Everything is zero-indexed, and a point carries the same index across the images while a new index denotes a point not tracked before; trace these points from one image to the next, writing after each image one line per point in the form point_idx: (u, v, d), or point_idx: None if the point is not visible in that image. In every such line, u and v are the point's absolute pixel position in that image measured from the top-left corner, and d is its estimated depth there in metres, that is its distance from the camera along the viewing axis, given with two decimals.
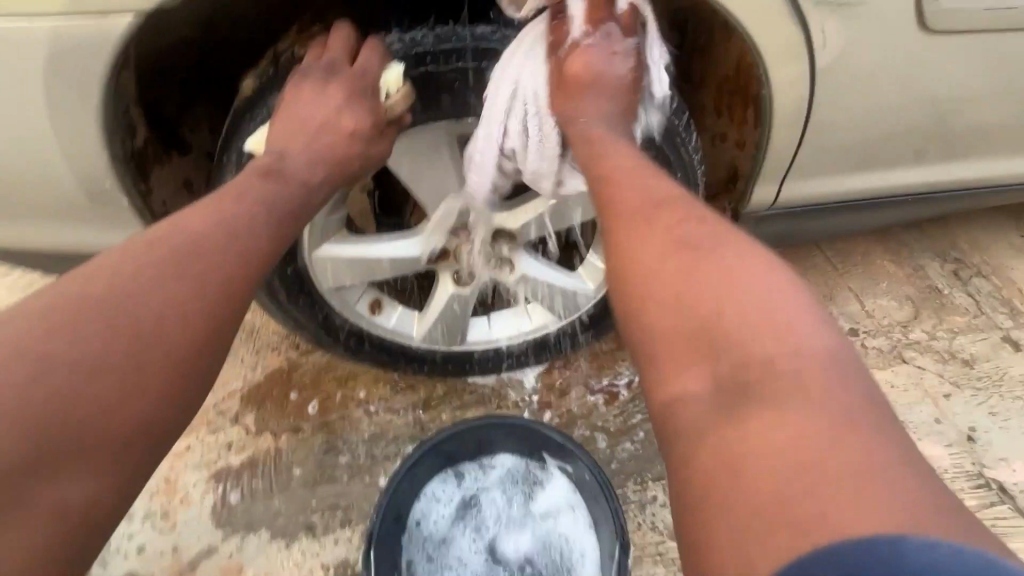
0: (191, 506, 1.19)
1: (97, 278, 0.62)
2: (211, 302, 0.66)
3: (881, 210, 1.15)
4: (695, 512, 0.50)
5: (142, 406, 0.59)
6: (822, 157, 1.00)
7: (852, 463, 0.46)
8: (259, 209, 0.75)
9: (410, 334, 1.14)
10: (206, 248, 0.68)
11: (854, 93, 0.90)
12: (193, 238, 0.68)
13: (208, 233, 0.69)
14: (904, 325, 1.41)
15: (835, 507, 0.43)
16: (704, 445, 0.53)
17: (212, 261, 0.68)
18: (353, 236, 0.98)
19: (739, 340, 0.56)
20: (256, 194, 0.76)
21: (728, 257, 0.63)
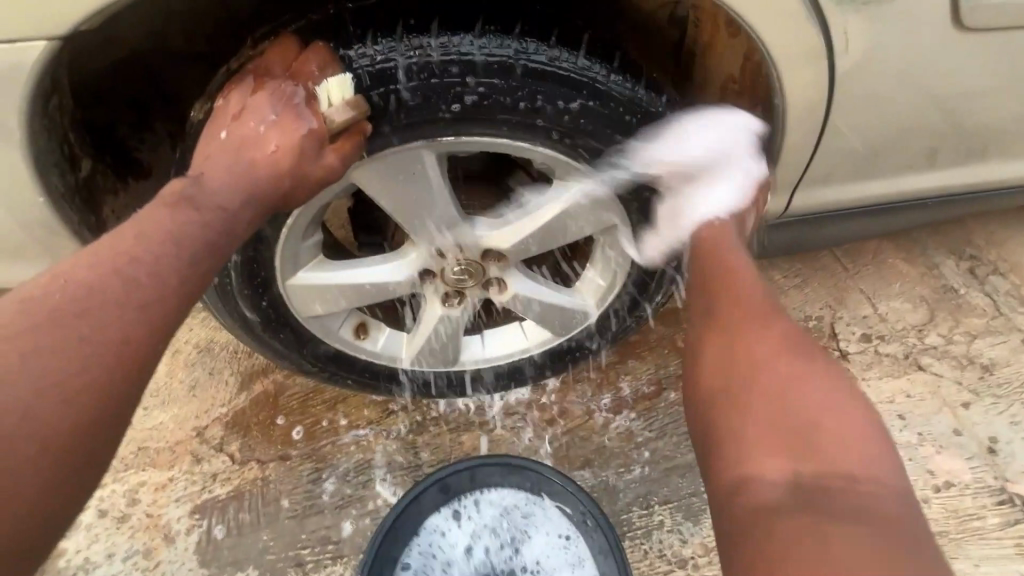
0: (176, 543, 1.14)
1: (56, 286, 0.57)
2: (118, 353, 0.56)
3: (896, 213, 1.08)
4: (749, 538, 0.57)
5: (34, 484, 0.51)
6: (837, 160, 0.93)
7: (863, 431, 0.63)
8: (174, 235, 0.62)
9: (398, 357, 1.06)
10: (114, 289, 0.57)
11: (873, 93, 0.83)
12: (97, 279, 0.57)
13: (142, 246, 0.60)
14: (920, 329, 1.34)
15: (864, 458, 0.60)
16: (743, 503, 0.60)
17: (118, 305, 0.57)
18: (329, 261, 0.90)
19: (757, 398, 0.66)
20: (170, 221, 0.63)
21: (755, 332, 0.73)
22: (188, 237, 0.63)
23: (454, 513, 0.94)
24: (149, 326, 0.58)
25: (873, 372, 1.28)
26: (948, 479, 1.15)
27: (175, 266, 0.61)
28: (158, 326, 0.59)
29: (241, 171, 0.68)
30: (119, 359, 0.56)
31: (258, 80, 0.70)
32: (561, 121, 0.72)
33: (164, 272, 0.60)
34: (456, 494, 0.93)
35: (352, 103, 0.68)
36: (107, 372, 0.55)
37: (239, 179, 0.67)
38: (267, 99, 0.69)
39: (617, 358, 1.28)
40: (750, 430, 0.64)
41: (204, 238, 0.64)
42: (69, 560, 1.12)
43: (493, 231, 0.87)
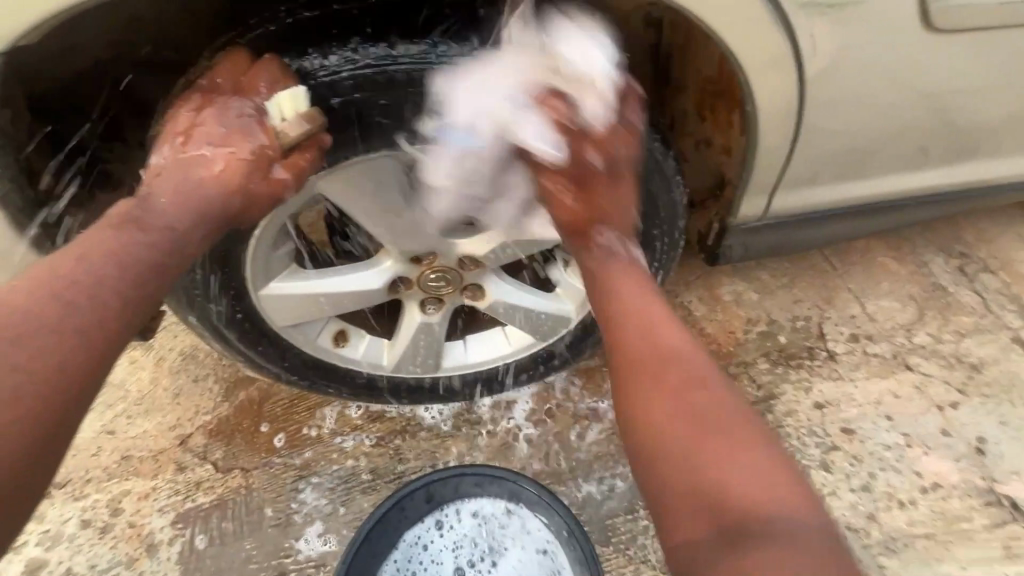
0: (159, 553, 1.13)
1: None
2: (55, 379, 0.54)
3: (880, 215, 1.07)
4: (659, 496, 0.59)
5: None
6: (815, 164, 0.92)
7: (751, 433, 0.60)
8: (118, 254, 0.61)
9: (379, 364, 1.05)
10: (54, 315, 0.56)
11: (847, 97, 0.82)
12: (34, 303, 0.56)
13: (85, 263, 0.60)
14: (908, 328, 1.33)
15: (734, 469, 0.56)
16: (657, 455, 0.60)
17: (57, 329, 0.55)
18: (304, 269, 0.89)
19: (664, 407, 0.62)
20: (116, 243, 0.62)
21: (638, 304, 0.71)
22: (134, 258, 0.62)
23: (434, 522, 0.93)
24: (89, 351, 0.57)
25: (861, 372, 1.27)
26: (936, 481, 1.14)
27: (119, 290, 0.60)
28: (98, 354, 0.57)
29: (196, 191, 0.68)
30: (53, 386, 0.54)
31: (208, 95, 0.69)
32: (524, 131, 0.71)
33: (107, 296, 0.59)
34: (437, 505, 0.93)
35: (308, 115, 0.66)
36: (43, 401, 0.53)
37: (192, 198, 0.68)
38: (216, 116, 0.69)
39: (602, 361, 1.27)
40: (674, 427, 0.60)
41: (153, 258, 0.64)
42: (51, 571, 1.11)
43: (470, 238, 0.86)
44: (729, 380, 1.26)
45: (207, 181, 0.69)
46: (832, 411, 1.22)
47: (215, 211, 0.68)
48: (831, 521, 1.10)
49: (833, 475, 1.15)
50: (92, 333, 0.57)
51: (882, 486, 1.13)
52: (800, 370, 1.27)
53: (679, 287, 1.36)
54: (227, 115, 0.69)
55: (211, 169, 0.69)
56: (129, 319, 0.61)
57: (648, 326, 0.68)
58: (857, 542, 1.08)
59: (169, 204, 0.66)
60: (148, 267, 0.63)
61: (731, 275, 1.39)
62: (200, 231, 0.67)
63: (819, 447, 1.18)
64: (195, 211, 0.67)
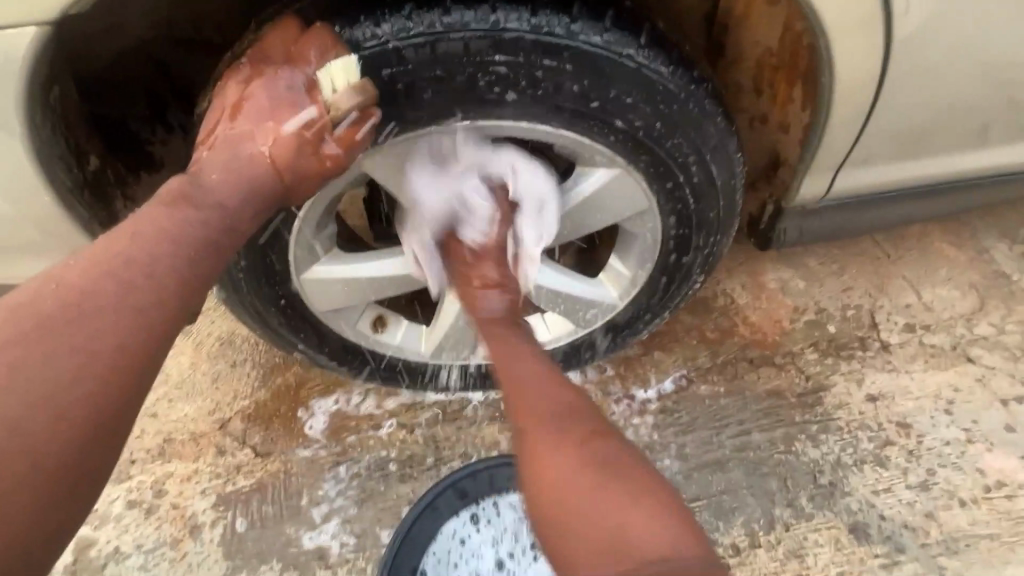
0: (201, 535, 1.15)
1: (58, 288, 0.56)
2: (111, 366, 0.55)
3: (947, 196, 1.01)
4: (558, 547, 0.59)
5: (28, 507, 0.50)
6: (883, 140, 0.86)
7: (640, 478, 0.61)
8: (171, 234, 0.61)
9: (418, 350, 1.03)
10: (110, 297, 0.57)
11: (928, 64, 0.76)
12: (92, 284, 0.57)
13: (144, 241, 0.59)
14: (968, 318, 1.26)
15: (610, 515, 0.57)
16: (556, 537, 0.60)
17: (113, 313, 0.56)
18: (345, 252, 0.87)
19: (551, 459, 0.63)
20: (168, 219, 0.61)
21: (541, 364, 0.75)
22: (186, 236, 0.61)
23: (470, 518, 0.91)
24: (143, 335, 0.57)
25: (917, 364, 1.20)
26: (999, 479, 1.08)
27: (172, 269, 0.60)
28: (160, 330, 0.58)
29: (246, 167, 0.66)
30: (109, 373, 0.55)
31: (256, 67, 0.66)
32: (582, 104, 0.67)
33: (159, 276, 0.59)
34: (472, 500, 0.90)
35: (359, 87, 0.64)
36: (101, 388, 0.54)
37: (243, 174, 0.66)
38: (263, 88, 0.66)
39: (641, 350, 1.23)
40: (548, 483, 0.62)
41: (205, 236, 0.63)
42: (100, 550, 1.14)
43: (513, 220, 0.83)
44: (775, 370, 1.21)
45: (255, 156, 0.66)
46: (886, 405, 1.16)
47: (265, 188, 0.66)
48: (886, 518, 1.05)
49: (888, 470, 1.09)
50: (146, 315, 0.58)
51: (941, 484, 1.08)
52: (851, 361, 1.21)
53: (721, 274, 1.31)
54: (275, 88, 0.66)
55: (258, 145, 0.66)
56: (182, 298, 0.60)
57: (545, 383, 0.72)
58: (914, 541, 1.03)
59: (220, 180, 0.65)
60: (200, 245, 0.62)
61: (776, 261, 1.33)
62: (252, 207, 0.66)
63: (873, 442, 1.12)
64: (244, 187, 0.66)
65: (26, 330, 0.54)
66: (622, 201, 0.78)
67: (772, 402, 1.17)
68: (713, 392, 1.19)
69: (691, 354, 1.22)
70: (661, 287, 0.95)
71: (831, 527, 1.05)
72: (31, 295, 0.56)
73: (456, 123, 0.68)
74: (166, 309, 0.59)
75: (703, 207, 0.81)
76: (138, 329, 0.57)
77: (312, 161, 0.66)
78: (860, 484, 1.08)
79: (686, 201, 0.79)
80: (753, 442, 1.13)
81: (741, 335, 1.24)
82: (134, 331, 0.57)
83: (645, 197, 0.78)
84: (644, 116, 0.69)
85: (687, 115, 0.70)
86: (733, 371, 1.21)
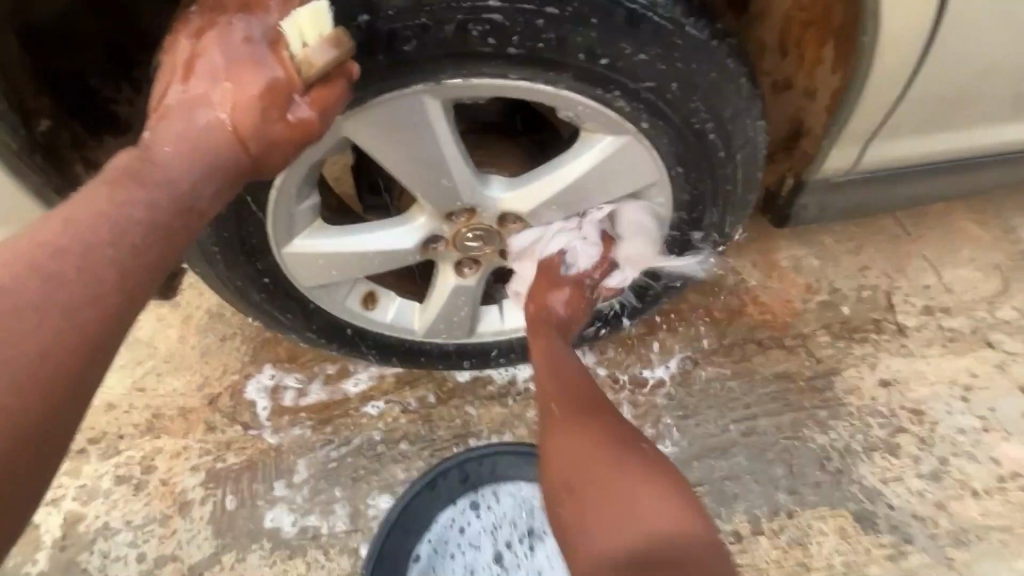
0: (191, 512, 1.12)
1: None
2: (40, 373, 0.46)
3: (982, 170, 0.93)
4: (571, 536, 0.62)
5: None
6: (921, 108, 0.78)
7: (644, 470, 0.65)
8: (112, 217, 0.51)
9: (411, 329, 0.98)
10: (38, 294, 0.48)
11: (982, 19, 0.67)
12: (14, 280, 0.48)
13: (83, 229, 0.51)
14: (990, 301, 1.20)
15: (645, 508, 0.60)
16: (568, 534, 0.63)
17: (41, 309, 0.48)
18: (329, 225, 0.81)
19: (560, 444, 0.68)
20: (110, 202, 0.52)
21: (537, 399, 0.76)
22: (130, 221, 0.52)
23: (470, 505, 0.87)
24: (74, 340, 0.48)
25: (934, 349, 1.15)
26: (1015, 469, 1.04)
27: (115, 260, 0.51)
28: (103, 327, 0.50)
29: (202, 136, 0.55)
30: (42, 379, 0.46)
31: (211, 19, 0.56)
32: (589, 60, 0.60)
33: (99, 268, 0.50)
34: (473, 486, 0.87)
35: (334, 39, 0.54)
36: (20, 404, 0.45)
37: (198, 144, 0.55)
38: (215, 42, 0.55)
39: (646, 330, 1.17)
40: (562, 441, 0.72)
41: (152, 220, 0.53)
42: (89, 525, 1.12)
43: (511, 193, 0.76)
44: (784, 353, 1.15)
45: (211, 122, 0.56)
46: (900, 391, 1.11)
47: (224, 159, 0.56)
48: (895, 508, 1.02)
49: (899, 459, 1.05)
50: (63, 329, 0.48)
51: (953, 474, 1.04)
52: (864, 344, 1.16)
53: (731, 251, 1.24)
54: (230, 42, 0.55)
55: (214, 111, 0.55)
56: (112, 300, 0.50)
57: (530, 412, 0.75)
58: (922, 532, 1.00)
59: (171, 153, 0.55)
60: (146, 231, 0.52)
61: (790, 238, 1.26)
62: (209, 184, 0.56)
63: (884, 429, 1.08)
64: (201, 159, 0.55)
65: None
66: (628, 173, 0.72)
67: (780, 386, 1.12)
68: (719, 375, 1.14)
69: (697, 336, 1.17)
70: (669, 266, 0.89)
71: (838, 516, 1.02)
72: None
73: (448, 82, 0.61)
74: (109, 308, 0.50)
75: (719, 181, 0.73)
76: (75, 332, 0.48)
77: (279, 128, 0.56)
78: (868, 473, 1.04)
79: (701, 174, 0.72)
80: (759, 427, 1.09)
81: (750, 315, 1.19)
82: (71, 333, 0.48)
83: (655, 168, 0.71)
84: (659, 76, 0.61)
85: (707, 76, 0.63)
86: (741, 353, 1.15)
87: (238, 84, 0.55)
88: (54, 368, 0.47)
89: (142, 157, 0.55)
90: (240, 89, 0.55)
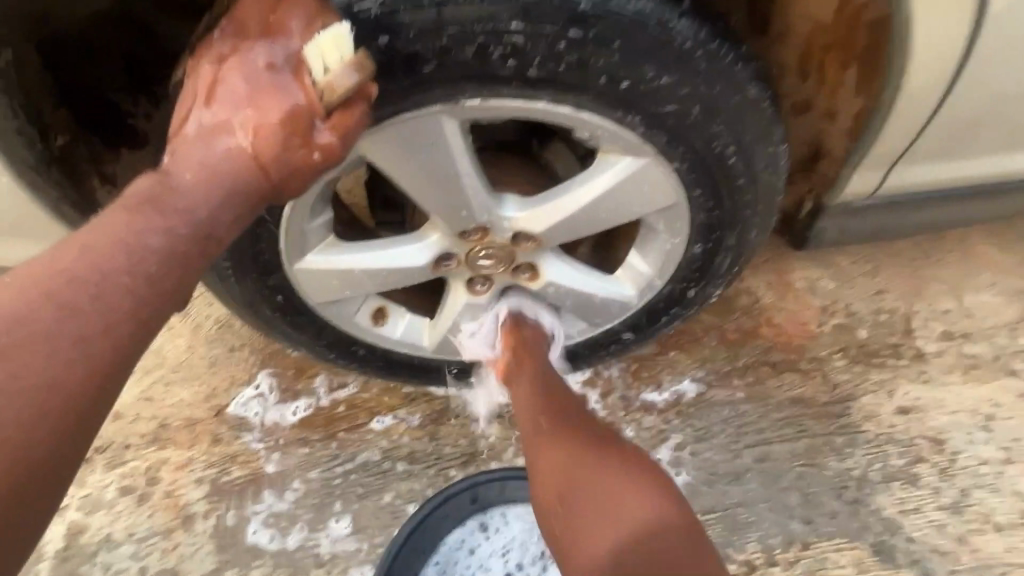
0: (194, 526, 1.11)
1: None
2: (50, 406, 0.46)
3: (1007, 196, 0.91)
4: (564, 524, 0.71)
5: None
6: (947, 132, 0.77)
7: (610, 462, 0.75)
8: (129, 245, 0.51)
9: (420, 345, 0.97)
10: (50, 325, 0.47)
11: (1013, 44, 0.66)
12: (26, 309, 0.47)
13: (98, 257, 0.50)
14: (1012, 328, 1.17)
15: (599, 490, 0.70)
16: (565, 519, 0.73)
17: (51, 345, 0.47)
18: (342, 241, 0.80)
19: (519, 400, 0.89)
20: (126, 228, 0.51)
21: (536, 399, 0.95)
22: (147, 249, 0.51)
23: (479, 527, 0.84)
24: (86, 371, 0.48)
25: (955, 376, 1.12)
26: None
27: (130, 289, 0.50)
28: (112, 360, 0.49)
29: (223, 162, 0.55)
30: (52, 412, 0.46)
31: (232, 44, 0.56)
32: (611, 82, 0.59)
33: (107, 304, 0.49)
34: (482, 508, 0.84)
35: (355, 63, 0.54)
36: (24, 438, 0.45)
37: (218, 171, 0.55)
38: (237, 68, 0.55)
39: (658, 350, 1.16)
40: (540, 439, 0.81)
41: (170, 248, 0.53)
42: (92, 536, 1.11)
43: (527, 212, 0.75)
44: (800, 377, 1.13)
45: (232, 151, 0.55)
46: (919, 419, 1.08)
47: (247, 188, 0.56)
48: (914, 542, 0.99)
49: (919, 490, 1.02)
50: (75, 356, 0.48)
51: (975, 506, 1.01)
52: (882, 369, 1.13)
53: (745, 271, 1.22)
54: (251, 67, 0.54)
55: (236, 137, 0.55)
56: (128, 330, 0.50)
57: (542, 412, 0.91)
58: (942, 567, 0.97)
59: (193, 179, 0.54)
60: (163, 259, 0.52)
61: (806, 259, 1.24)
62: (229, 211, 0.55)
63: (903, 457, 1.05)
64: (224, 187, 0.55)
65: None
66: (645, 195, 0.71)
67: (795, 411, 1.10)
68: (732, 398, 1.11)
69: (710, 357, 1.15)
70: (683, 286, 0.88)
71: (854, 548, 0.99)
72: None
73: (468, 103, 0.61)
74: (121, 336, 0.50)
75: (738, 204, 0.72)
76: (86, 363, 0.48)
77: (301, 154, 0.55)
78: (887, 503, 1.01)
79: (719, 197, 0.71)
80: (773, 453, 1.06)
81: (765, 337, 1.17)
82: (80, 363, 0.48)
83: (673, 190, 0.70)
84: (680, 98, 0.61)
85: (730, 99, 0.62)
86: (755, 376, 1.13)
87: (259, 111, 0.54)
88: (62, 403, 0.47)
89: (163, 183, 0.54)
90: (262, 115, 0.54)
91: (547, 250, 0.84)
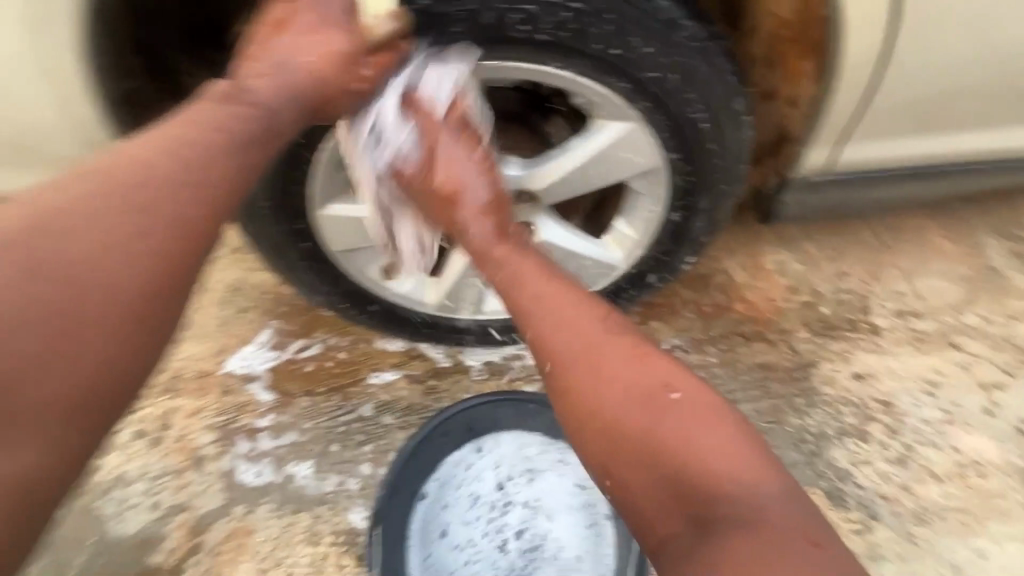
0: (204, 467, 1.19)
1: (110, 180, 0.63)
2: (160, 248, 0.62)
3: (944, 181, 1.05)
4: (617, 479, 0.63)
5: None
6: (888, 113, 0.90)
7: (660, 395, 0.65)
8: (218, 127, 0.68)
9: (424, 301, 1.07)
10: (164, 198, 0.64)
11: (936, 36, 0.80)
12: (146, 176, 0.64)
13: (192, 134, 0.67)
14: (956, 308, 1.30)
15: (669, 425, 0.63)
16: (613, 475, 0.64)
17: (152, 216, 0.63)
18: (363, 194, 0.91)
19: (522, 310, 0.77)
20: (217, 116, 0.69)
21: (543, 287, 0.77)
22: (231, 136, 0.68)
23: (473, 450, 0.92)
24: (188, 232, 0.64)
25: (905, 348, 1.25)
26: (974, 458, 1.13)
27: (219, 163, 0.67)
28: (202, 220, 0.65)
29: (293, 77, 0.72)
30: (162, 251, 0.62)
31: None
32: (604, 51, 0.70)
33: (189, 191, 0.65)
34: (474, 434, 0.92)
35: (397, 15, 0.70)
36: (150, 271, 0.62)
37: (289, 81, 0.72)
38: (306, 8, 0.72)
39: (640, 318, 1.27)
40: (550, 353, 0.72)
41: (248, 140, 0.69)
42: (106, 474, 1.18)
43: (527, 171, 0.87)
44: (767, 345, 1.25)
45: (301, 86, 0.72)
46: (872, 384, 1.20)
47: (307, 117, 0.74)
48: (863, 489, 1.10)
49: (869, 445, 1.14)
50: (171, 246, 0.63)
51: (918, 460, 1.13)
52: (840, 341, 1.25)
53: (721, 252, 1.34)
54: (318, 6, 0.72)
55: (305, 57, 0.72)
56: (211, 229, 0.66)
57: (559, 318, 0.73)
58: (888, 511, 1.08)
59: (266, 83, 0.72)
60: (245, 143, 0.69)
61: (776, 243, 1.36)
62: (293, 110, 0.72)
63: (857, 417, 1.17)
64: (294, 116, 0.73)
65: (83, 208, 0.61)
66: (629, 159, 0.82)
67: (762, 375, 1.21)
68: (706, 362, 1.23)
69: (687, 326, 1.26)
70: (663, 251, 1.00)
71: (811, 494, 1.10)
72: (88, 186, 0.62)
73: (485, 65, 0.72)
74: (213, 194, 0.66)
75: (710, 168, 0.84)
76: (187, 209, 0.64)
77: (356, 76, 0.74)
78: (841, 456, 1.13)
79: (694, 161, 0.83)
80: (742, 411, 1.17)
81: (737, 310, 1.28)
82: (186, 212, 0.64)
83: (654, 154, 0.82)
84: (662, 67, 0.72)
85: (703, 74, 0.74)
86: (727, 343, 1.25)
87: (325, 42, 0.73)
88: (170, 234, 0.63)
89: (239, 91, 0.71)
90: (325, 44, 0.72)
91: (542, 211, 0.95)
